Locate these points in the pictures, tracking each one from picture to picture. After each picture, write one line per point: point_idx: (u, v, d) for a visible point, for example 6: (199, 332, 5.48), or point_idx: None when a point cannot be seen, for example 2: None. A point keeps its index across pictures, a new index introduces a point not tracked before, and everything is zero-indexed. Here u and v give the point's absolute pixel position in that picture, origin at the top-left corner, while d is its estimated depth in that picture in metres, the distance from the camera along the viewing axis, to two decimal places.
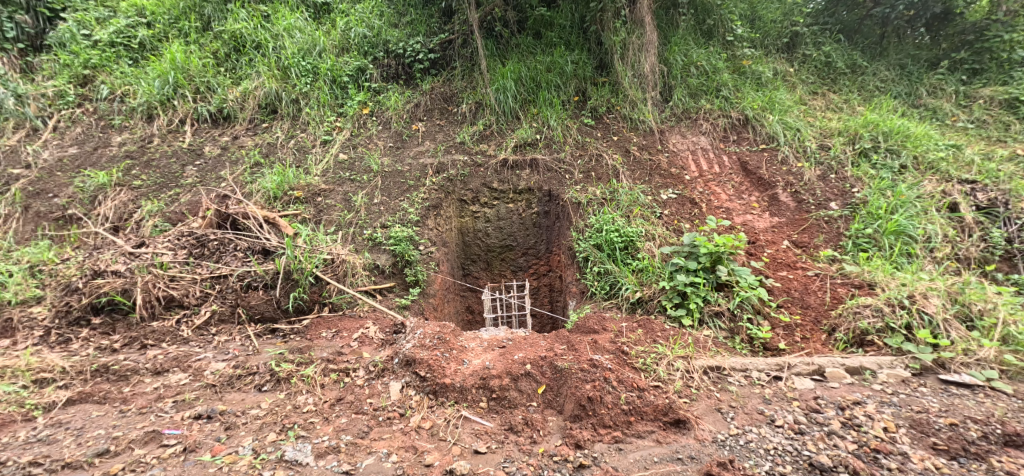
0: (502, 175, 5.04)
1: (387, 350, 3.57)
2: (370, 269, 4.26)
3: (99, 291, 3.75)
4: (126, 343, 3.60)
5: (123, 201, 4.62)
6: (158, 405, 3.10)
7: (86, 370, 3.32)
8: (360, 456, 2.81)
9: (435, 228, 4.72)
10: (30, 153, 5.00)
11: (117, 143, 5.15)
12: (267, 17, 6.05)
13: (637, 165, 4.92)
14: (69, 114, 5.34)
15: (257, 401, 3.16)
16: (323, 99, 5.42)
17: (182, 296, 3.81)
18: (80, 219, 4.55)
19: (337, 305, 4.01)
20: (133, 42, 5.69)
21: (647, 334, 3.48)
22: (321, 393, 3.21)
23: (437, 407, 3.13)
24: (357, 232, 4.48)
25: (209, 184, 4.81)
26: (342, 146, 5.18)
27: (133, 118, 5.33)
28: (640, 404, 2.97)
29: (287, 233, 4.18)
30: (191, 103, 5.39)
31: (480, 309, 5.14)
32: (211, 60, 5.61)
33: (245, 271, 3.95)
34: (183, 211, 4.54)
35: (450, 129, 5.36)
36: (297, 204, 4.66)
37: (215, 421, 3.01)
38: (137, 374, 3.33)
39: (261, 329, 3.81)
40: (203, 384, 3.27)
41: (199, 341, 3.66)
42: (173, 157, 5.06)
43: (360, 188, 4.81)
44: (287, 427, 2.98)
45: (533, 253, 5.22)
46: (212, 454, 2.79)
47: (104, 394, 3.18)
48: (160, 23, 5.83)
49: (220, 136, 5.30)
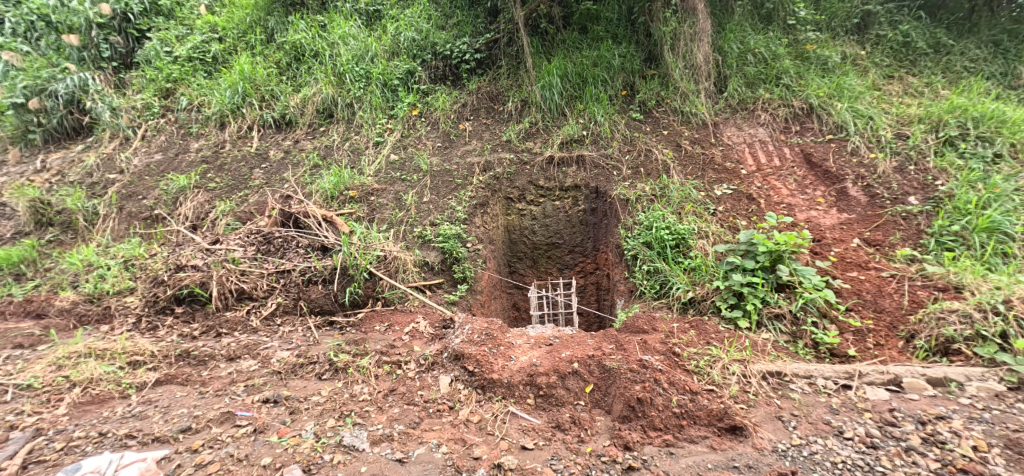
0: (549, 172, 4.98)
1: (436, 344, 3.61)
2: (420, 266, 4.33)
3: (182, 283, 4.00)
4: (203, 331, 3.80)
5: (201, 202, 4.91)
6: (232, 388, 3.27)
7: (171, 354, 3.54)
8: (411, 446, 2.85)
9: (482, 226, 4.74)
10: (121, 160, 5.41)
11: (195, 149, 5.47)
12: (323, 27, 6.26)
13: (689, 160, 4.74)
14: (155, 124, 5.72)
15: (318, 389, 3.27)
16: (375, 103, 5.55)
17: (252, 289, 3.99)
18: (165, 218, 4.86)
19: (389, 300, 4.09)
20: (207, 56, 6.06)
21: (700, 335, 3.37)
22: (375, 384, 3.28)
23: (485, 402, 3.14)
24: (407, 230, 4.55)
25: (274, 185, 5.01)
26: (393, 147, 5.28)
27: (208, 126, 5.64)
28: (693, 408, 2.86)
29: (343, 231, 4.34)
30: (258, 111, 5.64)
31: (526, 307, 5.09)
32: (274, 69, 5.86)
33: (306, 267, 4.10)
34: (250, 210, 4.75)
35: (496, 127, 5.35)
36: (352, 203, 4.79)
37: (281, 406, 3.13)
38: (214, 360, 3.52)
39: (320, 321, 3.93)
40: (270, 371, 3.41)
41: (266, 331, 3.82)
42: (242, 161, 5.31)
43: (410, 187, 4.88)
44: (345, 414, 3.06)
45: (580, 251, 5.13)
46: (279, 436, 2.91)
47: (185, 377, 3.37)
48: (229, 37, 6.17)
49: (283, 140, 5.51)
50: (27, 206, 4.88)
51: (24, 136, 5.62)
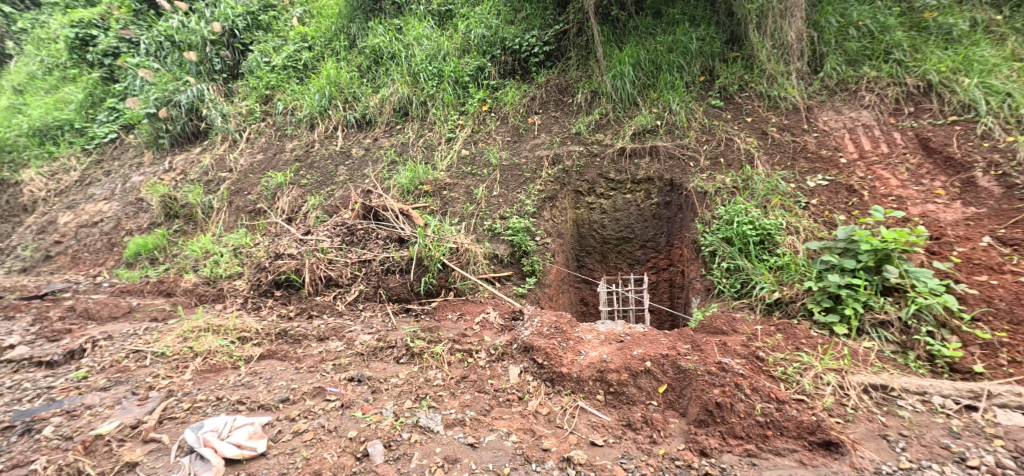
0: (620, 164, 4.82)
1: (506, 335, 3.63)
2: (489, 258, 4.38)
3: (280, 269, 4.30)
4: (297, 313, 4.05)
5: (295, 197, 5.26)
6: (322, 366, 3.43)
7: (272, 332, 3.80)
8: (482, 432, 2.86)
9: (551, 219, 4.67)
10: (230, 161, 5.94)
11: (289, 149, 5.87)
12: (400, 29, 6.46)
13: (776, 148, 4.41)
14: (257, 128, 6.23)
15: (396, 371, 3.36)
16: (446, 100, 5.63)
17: (338, 276, 4.21)
18: (265, 212, 5.27)
19: (461, 290, 4.17)
20: (299, 64, 6.48)
21: (788, 340, 3.11)
22: (448, 370, 3.33)
23: (554, 395, 3.10)
24: (478, 223, 4.60)
25: (357, 181, 5.24)
26: (464, 142, 5.33)
27: (300, 127, 6.01)
28: (780, 418, 2.65)
29: (418, 223, 4.45)
30: (342, 112, 5.92)
31: (594, 302, 4.96)
32: (356, 73, 6.13)
33: (385, 258, 4.26)
34: (337, 204, 5.00)
35: (565, 120, 5.25)
36: (426, 197, 4.91)
37: (364, 384, 3.25)
38: (307, 339, 3.73)
39: (397, 308, 4.08)
40: (354, 352, 3.56)
41: (350, 314, 4.02)
42: (329, 158, 5.61)
43: (480, 182, 4.91)
44: (421, 397, 3.12)
45: (652, 246, 4.93)
46: (363, 412, 3.01)
47: (284, 353, 3.60)
48: (318, 45, 6.56)
49: (364, 138, 5.73)
50: (159, 200, 5.65)
51: (156, 142, 6.40)
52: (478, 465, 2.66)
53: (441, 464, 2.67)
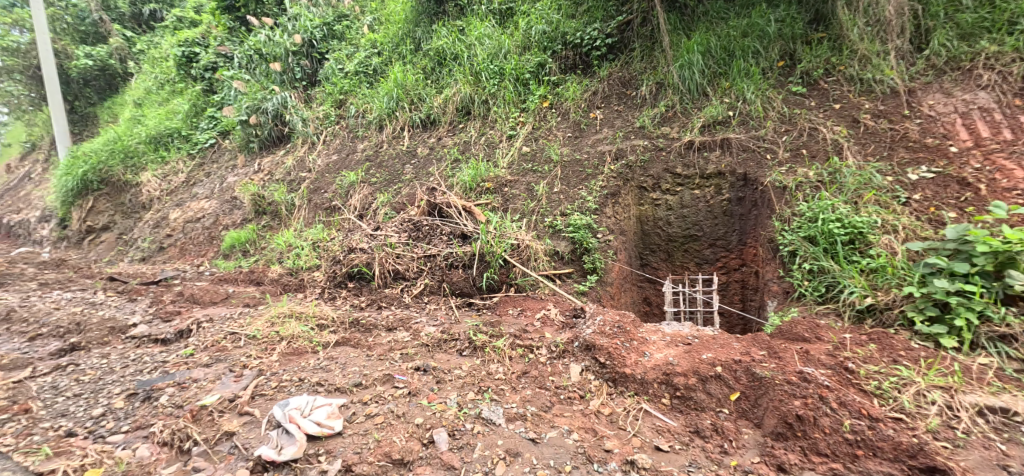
0: (688, 158, 4.59)
1: (567, 332, 3.59)
2: (550, 255, 4.35)
3: (353, 262, 4.53)
4: (368, 303, 4.22)
5: (366, 195, 5.47)
6: (391, 354, 3.47)
7: (346, 320, 3.93)
8: (543, 428, 2.79)
9: (613, 216, 4.52)
10: (310, 162, 6.31)
11: (361, 149, 6.11)
12: (462, 31, 6.50)
13: (870, 137, 4.02)
14: (332, 130, 6.53)
15: (459, 363, 3.35)
16: (507, 98, 5.59)
17: (405, 270, 4.36)
18: (339, 209, 5.52)
19: (521, 286, 4.19)
20: (370, 69, 6.72)
21: (882, 351, 2.84)
22: (509, 365, 3.30)
23: (616, 396, 3.00)
24: (538, 220, 4.56)
25: (421, 179, 5.34)
26: (525, 139, 5.27)
27: (370, 129, 6.23)
28: (872, 437, 2.40)
29: (480, 220, 4.49)
30: (408, 113, 6.04)
31: (658, 302, 4.77)
32: (421, 75, 6.24)
33: (448, 253, 4.35)
34: (404, 201, 5.11)
35: (629, 114, 5.05)
36: (487, 194, 4.91)
37: (429, 374, 3.24)
38: (377, 329, 3.83)
39: (460, 301, 4.13)
40: (420, 343, 3.59)
41: (416, 306, 4.13)
42: (397, 158, 5.76)
43: (541, 178, 4.85)
44: (483, 389, 3.08)
45: (722, 245, 4.63)
46: (429, 400, 2.99)
47: (356, 341, 3.67)
48: (386, 51, 6.78)
49: (428, 138, 5.83)
50: (250, 198, 6.11)
51: (247, 146, 6.92)
52: (539, 461, 2.59)
53: (503, 456, 2.62)
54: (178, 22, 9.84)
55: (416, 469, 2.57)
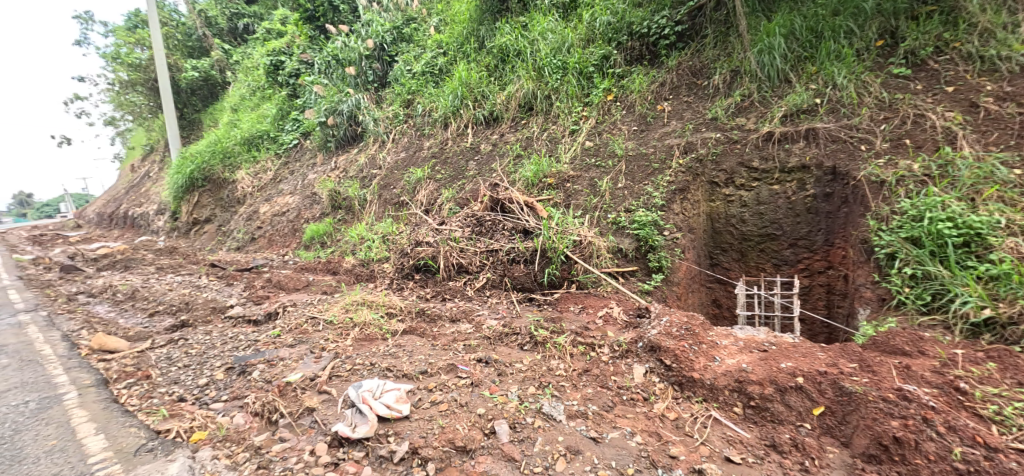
0: (765, 151, 4.25)
1: (630, 332, 3.46)
2: (613, 252, 4.20)
3: (420, 255, 4.62)
4: (432, 294, 4.29)
5: (431, 190, 5.55)
6: (455, 345, 3.47)
7: (413, 310, 4.00)
8: (605, 428, 2.68)
9: (681, 213, 4.28)
10: (380, 159, 6.52)
11: (427, 147, 6.21)
12: (525, 27, 6.43)
13: (992, 124, 3.55)
14: (401, 129, 6.70)
15: (520, 357, 3.30)
16: (571, 92, 5.47)
17: (468, 264, 4.39)
18: (407, 204, 5.66)
19: (583, 283, 4.09)
20: (436, 69, 6.78)
21: (1002, 372, 2.54)
22: (570, 362, 3.21)
23: (683, 401, 2.86)
24: (602, 216, 4.43)
25: (484, 175, 5.34)
26: (589, 134, 5.12)
27: (436, 127, 6.33)
28: (989, 469, 2.16)
29: (542, 216, 4.43)
30: (472, 110, 6.05)
31: (728, 304, 4.50)
32: (484, 72, 6.23)
33: (510, 248, 4.33)
34: (468, 196, 5.15)
35: (699, 105, 4.78)
36: (549, 190, 4.83)
37: (490, 366, 3.20)
38: (442, 319, 3.86)
39: (521, 296, 4.11)
40: (482, 335, 3.58)
41: (478, 299, 4.14)
42: (461, 154, 5.79)
43: (605, 174, 4.69)
44: (543, 385, 3.00)
45: (805, 245, 4.28)
46: (490, 392, 2.94)
47: (422, 330, 3.70)
48: (451, 50, 6.82)
49: (491, 135, 5.81)
50: (328, 193, 6.40)
51: (326, 146, 7.30)
52: (600, 460, 2.48)
53: (564, 453, 2.53)
54: (267, 34, 10.53)
55: (478, 458, 2.53)
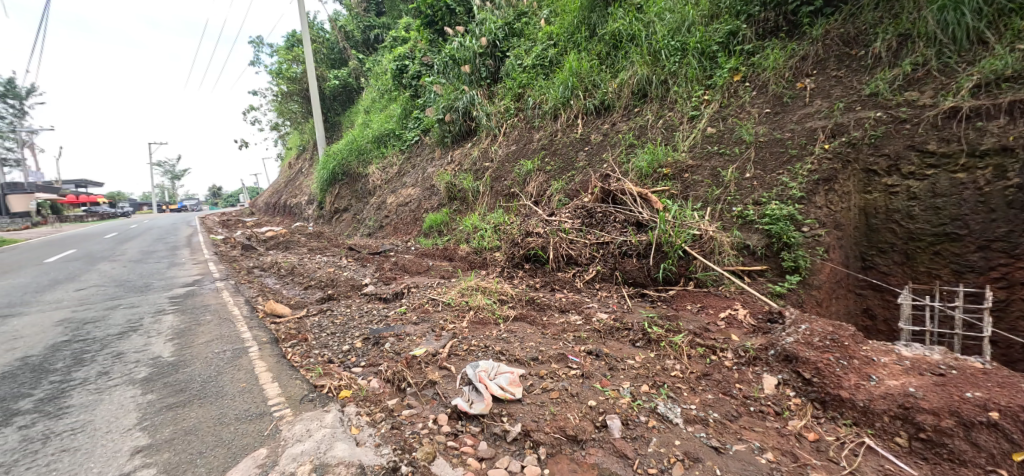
0: (946, 130, 3.50)
1: (759, 338, 3.08)
2: (739, 249, 3.79)
3: (530, 245, 4.57)
4: (541, 284, 4.19)
5: (541, 182, 5.47)
6: (564, 335, 3.34)
7: (523, 298, 3.94)
8: (729, 438, 2.40)
9: (826, 206, 3.68)
10: (492, 152, 6.56)
11: (537, 139, 6.11)
12: (640, 9, 6.04)
13: None
14: (511, 123, 6.68)
15: (632, 354, 3.08)
16: (690, 75, 5.03)
17: (577, 256, 4.25)
18: (517, 195, 5.63)
19: (702, 281, 3.74)
20: (546, 61, 6.63)
21: None
22: (688, 364, 2.93)
23: (825, 421, 2.49)
24: (725, 209, 4.02)
25: (595, 166, 5.13)
26: (711, 119, 4.66)
27: (545, 119, 6.20)
28: None
29: (658, 209, 4.13)
30: (582, 101, 5.84)
31: (886, 315, 3.69)
32: (595, 61, 5.95)
33: (622, 241, 4.11)
34: (578, 188, 5.00)
35: (852, 79, 4.11)
36: (665, 181, 4.49)
37: (601, 360, 3.03)
38: (551, 309, 3.75)
39: (632, 291, 3.85)
40: (592, 328, 3.41)
41: (587, 292, 3.95)
42: (570, 145, 5.62)
43: (730, 162, 4.24)
44: (657, 384, 2.77)
45: (1004, 247, 3.31)
46: (601, 385, 2.77)
47: (532, 318, 3.62)
48: (562, 41, 6.61)
49: (602, 124, 5.55)
50: (445, 185, 6.61)
51: (443, 141, 7.58)
52: (724, 472, 2.22)
53: (682, 458, 2.30)
54: (393, 41, 11.18)
55: (589, 449, 2.37)
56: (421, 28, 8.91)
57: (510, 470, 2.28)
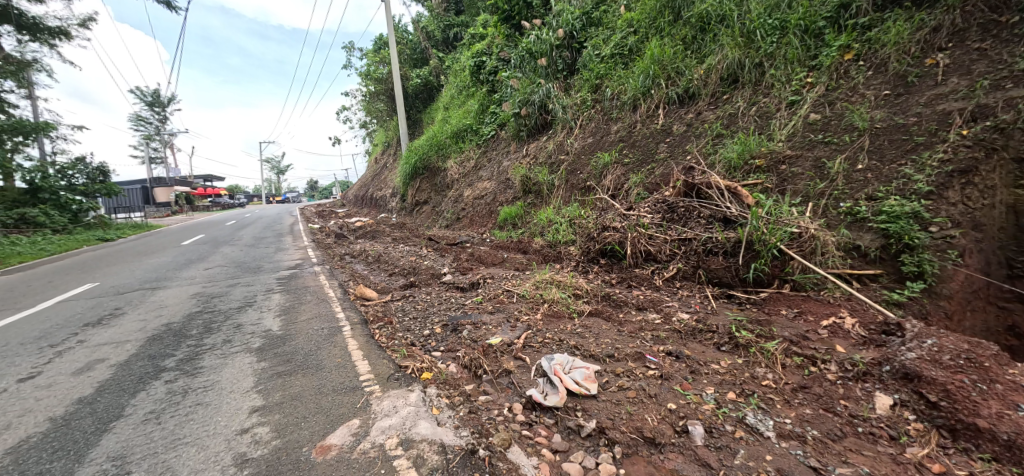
0: None
1: (871, 351, 2.70)
2: (847, 250, 3.36)
3: (606, 239, 4.36)
4: (617, 280, 3.98)
5: (619, 175, 5.22)
6: (642, 334, 3.13)
7: (598, 293, 3.75)
8: (831, 459, 2.16)
9: (962, 201, 3.14)
10: (568, 145, 6.37)
11: (614, 131, 5.84)
12: None
13: None
14: (588, 115, 6.45)
15: (717, 358, 2.82)
16: (791, 55, 4.54)
17: (657, 252, 4.00)
18: (594, 189, 5.42)
19: (800, 284, 3.35)
20: (626, 49, 6.32)
21: None
22: (782, 373, 2.64)
23: (955, 452, 2.16)
24: (830, 205, 3.58)
25: (678, 158, 4.80)
26: (813, 105, 4.18)
27: (624, 110, 5.91)
28: None
29: (749, 204, 3.77)
30: (664, 89, 5.49)
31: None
32: (680, 46, 5.56)
33: (707, 237, 3.80)
34: (658, 181, 4.72)
35: (999, 51, 3.49)
36: (758, 173, 4.09)
37: (682, 362, 2.81)
38: (627, 306, 3.54)
39: (718, 292, 3.54)
40: (672, 328, 3.16)
41: (667, 290, 3.70)
42: (651, 137, 5.30)
43: (837, 152, 3.78)
44: (746, 392, 2.54)
45: None
46: (682, 389, 2.59)
47: (608, 314, 3.43)
48: (643, 27, 6.25)
49: (686, 114, 5.18)
50: (520, 179, 6.51)
51: (518, 135, 7.48)
52: None
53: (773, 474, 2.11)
54: (471, 39, 11.23)
55: (669, 454, 2.23)
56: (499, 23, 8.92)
57: (585, 466, 2.19)
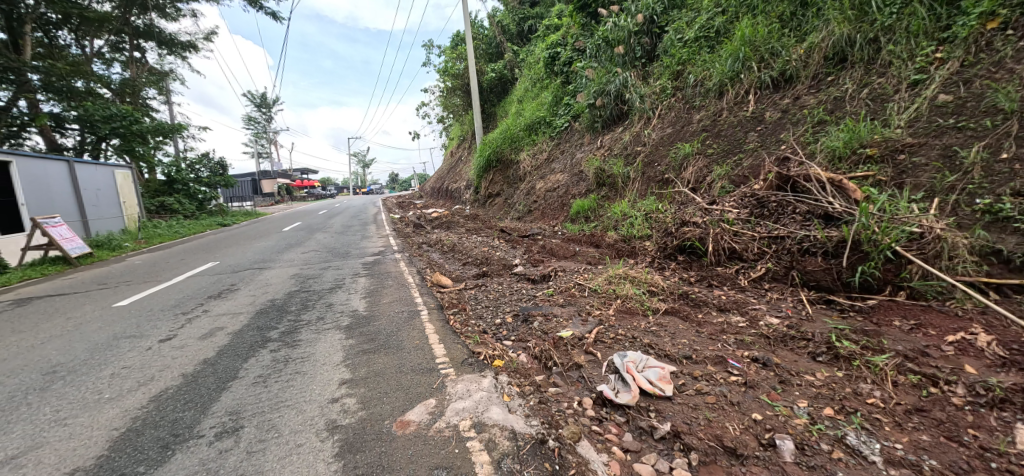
0: None
1: (1013, 376, 2.25)
2: (982, 254, 2.84)
3: (686, 235, 4.05)
4: (697, 278, 3.67)
5: (700, 167, 4.84)
6: (723, 337, 2.82)
7: (675, 291, 3.46)
8: None
9: None
10: (645, 136, 6.03)
11: (697, 120, 5.43)
12: None
13: None
14: (668, 103, 6.06)
15: (812, 369, 2.48)
16: (915, 28, 3.95)
17: (743, 250, 3.64)
18: (672, 181, 5.08)
19: (917, 292, 2.88)
20: (712, 31, 5.85)
21: None
22: (893, 392, 2.26)
23: None
24: (963, 202, 3.06)
25: (770, 148, 4.36)
26: (939, 85, 3.60)
27: (708, 97, 5.48)
28: None
29: (856, 199, 3.31)
30: (756, 73, 5.01)
31: None
32: (776, 25, 5.05)
33: (803, 235, 3.38)
34: (746, 173, 4.31)
35: None
36: (868, 164, 3.58)
37: (770, 370, 2.49)
38: (707, 306, 3.23)
39: (813, 297, 3.14)
40: (758, 332, 2.83)
41: (753, 291, 3.35)
42: (738, 126, 4.86)
43: (975, 138, 3.22)
44: (847, 409, 2.20)
45: None
46: (769, 399, 2.29)
47: (685, 313, 3.15)
48: (732, 7, 5.75)
49: (781, 99, 4.68)
50: (594, 171, 6.26)
51: (592, 126, 7.21)
52: None
53: None
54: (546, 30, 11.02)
55: (751, 468, 1.98)
56: (575, 12, 8.65)
57: (658, 469, 2.00)
